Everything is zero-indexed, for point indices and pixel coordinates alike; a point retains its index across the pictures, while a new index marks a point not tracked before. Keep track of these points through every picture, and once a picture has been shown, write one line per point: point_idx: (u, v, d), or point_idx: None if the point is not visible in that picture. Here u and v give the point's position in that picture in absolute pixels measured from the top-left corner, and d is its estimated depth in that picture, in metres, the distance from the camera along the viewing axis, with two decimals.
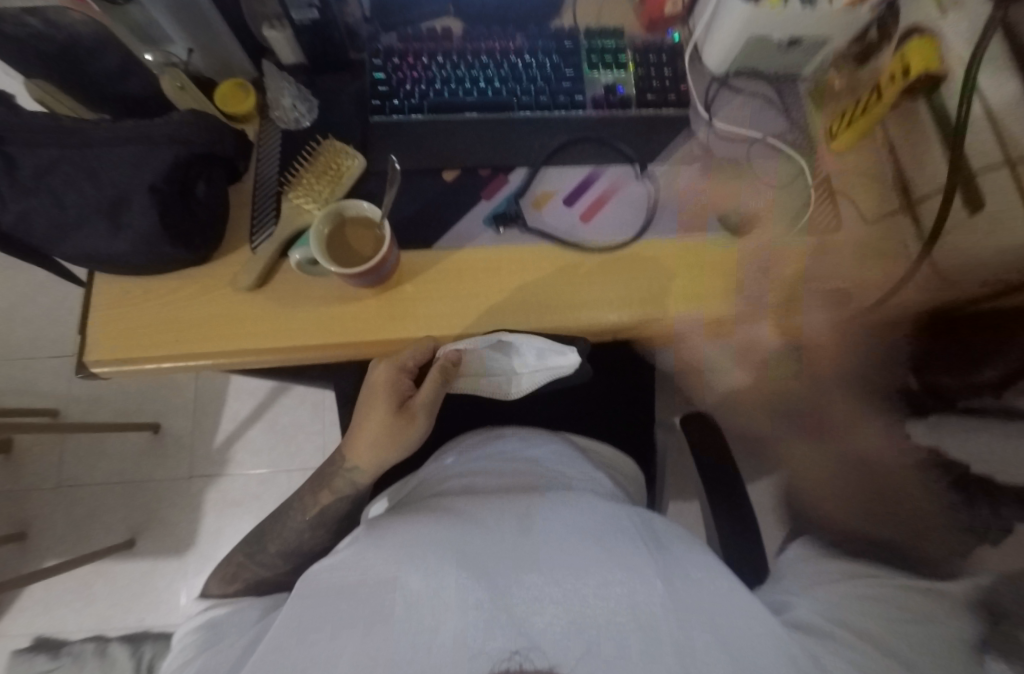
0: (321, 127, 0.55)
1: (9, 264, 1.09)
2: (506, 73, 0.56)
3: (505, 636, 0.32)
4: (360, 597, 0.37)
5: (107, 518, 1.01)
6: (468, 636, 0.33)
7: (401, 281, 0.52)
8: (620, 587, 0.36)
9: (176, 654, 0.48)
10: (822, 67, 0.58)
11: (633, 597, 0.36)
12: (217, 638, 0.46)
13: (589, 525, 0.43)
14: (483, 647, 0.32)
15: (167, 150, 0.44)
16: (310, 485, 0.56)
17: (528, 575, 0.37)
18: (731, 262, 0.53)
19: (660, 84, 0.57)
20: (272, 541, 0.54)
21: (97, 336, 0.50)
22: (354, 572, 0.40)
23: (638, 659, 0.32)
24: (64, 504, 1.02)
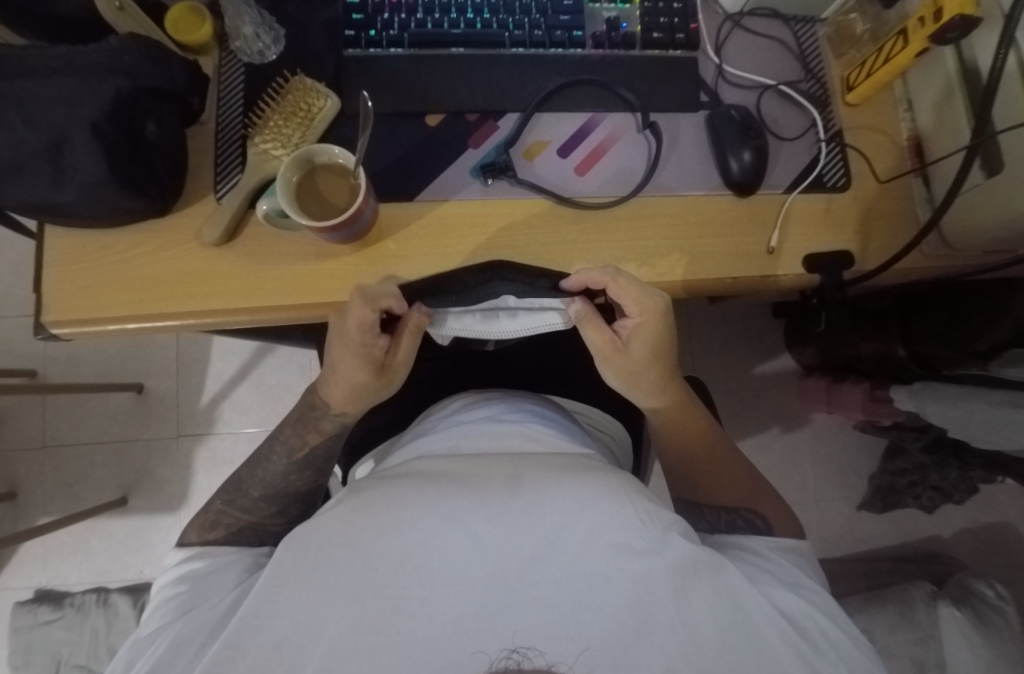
0: (289, 60, 0.49)
1: None
2: (497, 2, 0.50)
3: (502, 634, 0.33)
4: (343, 578, 0.35)
5: (96, 477, 1.00)
6: (463, 634, 0.33)
7: (381, 237, 0.48)
8: (617, 559, 0.36)
9: (151, 611, 0.43)
10: (844, 7, 0.53)
11: (630, 568, 0.35)
12: (197, 602, 0.41)
13: (587, 483, 0.39)
14: (482, 640, 0.32)
15: (107, 84, 0.38)
16: (292, 422, 0.53)
17: (524, 550, 0.35)
18: (731, 221, 0.51)
19: (667, 21, 0.51)
20: (254, 485, 0.51)
21: (53, 295, 0.46)
22: (331, 545, 0.37)
23: (632, 635, 0.33)
24: (51, 463, 1.00)
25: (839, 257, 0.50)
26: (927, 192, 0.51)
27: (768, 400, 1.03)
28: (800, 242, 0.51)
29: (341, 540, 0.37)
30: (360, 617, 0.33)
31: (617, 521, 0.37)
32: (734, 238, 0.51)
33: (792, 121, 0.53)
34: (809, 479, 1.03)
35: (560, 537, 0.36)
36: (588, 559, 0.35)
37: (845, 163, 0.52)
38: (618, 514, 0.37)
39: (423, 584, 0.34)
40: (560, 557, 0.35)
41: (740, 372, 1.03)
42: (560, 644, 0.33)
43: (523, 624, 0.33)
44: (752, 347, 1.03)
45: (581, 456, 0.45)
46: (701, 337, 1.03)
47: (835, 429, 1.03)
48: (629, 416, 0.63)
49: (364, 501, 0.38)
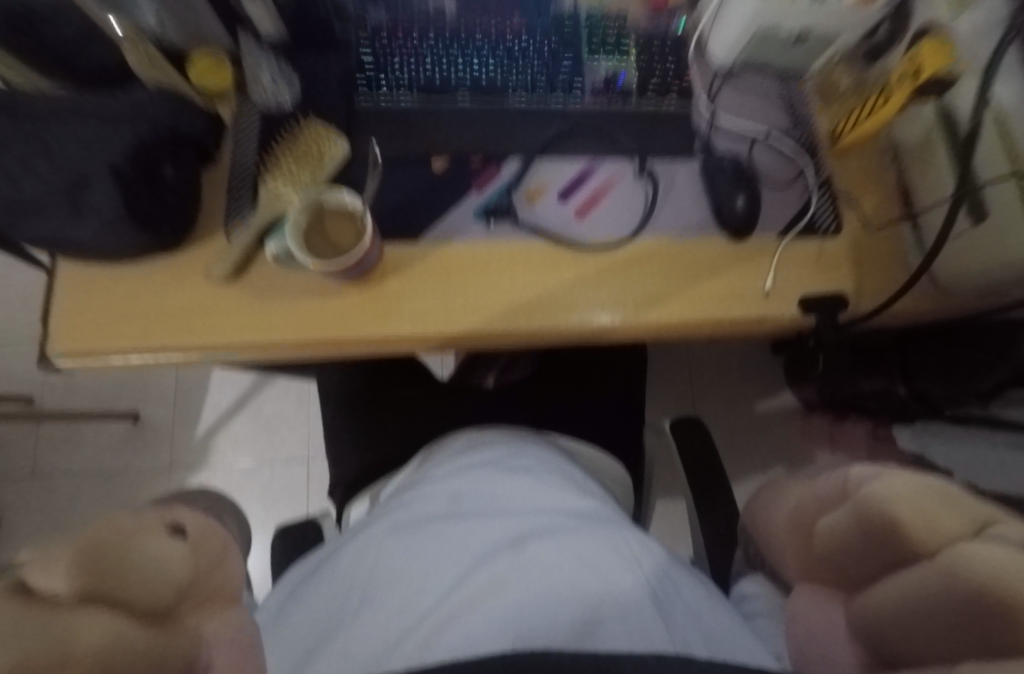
0: (303, 107, 0.52)
1: None
2: (501, 56, 0.52)
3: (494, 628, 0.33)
4: (351, 598, 0.39)
5: (83, 509, 0.97)
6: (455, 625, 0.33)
7: (384, 275, 0.49)
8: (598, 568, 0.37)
9: None
10: (831, 63, 0.55)
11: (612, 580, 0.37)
12: None
13: (567, 525, 0.42)
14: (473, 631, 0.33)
15: (131, 130, 0.41)
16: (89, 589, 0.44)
17: (511, 565, 0.37)
18: (727, 263, 0.52)
19: (661, 76, 0.54)
20: None
21: (59, 327, 0.47)
22: (344, 580, 0.41)
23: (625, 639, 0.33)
24: (39, 493, 0.98)
25: (834, 299, 0.51)
26: (917, 238, 0.53)
27: (769, 437, 1.02)
28: (793, 285, 0.52)
29: (353, 573, 0.41)
30: (366, 622, 0.36)
31: (590, 535, 0.41)
32: (729, 281, 0.52)
33: (782, 170, 0.55)
34: None
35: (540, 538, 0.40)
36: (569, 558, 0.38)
37: (836, 210, 0.54)
38: (595, 530, 0.41)
39: (417, 591, 0.37)
40: (538, 553, 0.38)
41: (739, 409, 1.03)
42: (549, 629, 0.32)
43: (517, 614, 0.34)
44: (750, 385, 1.04)
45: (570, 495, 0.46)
46: (698, 373, 1.04)
47: None
48: (630, 455, 0.62)
49: (370, 540, 0.44)
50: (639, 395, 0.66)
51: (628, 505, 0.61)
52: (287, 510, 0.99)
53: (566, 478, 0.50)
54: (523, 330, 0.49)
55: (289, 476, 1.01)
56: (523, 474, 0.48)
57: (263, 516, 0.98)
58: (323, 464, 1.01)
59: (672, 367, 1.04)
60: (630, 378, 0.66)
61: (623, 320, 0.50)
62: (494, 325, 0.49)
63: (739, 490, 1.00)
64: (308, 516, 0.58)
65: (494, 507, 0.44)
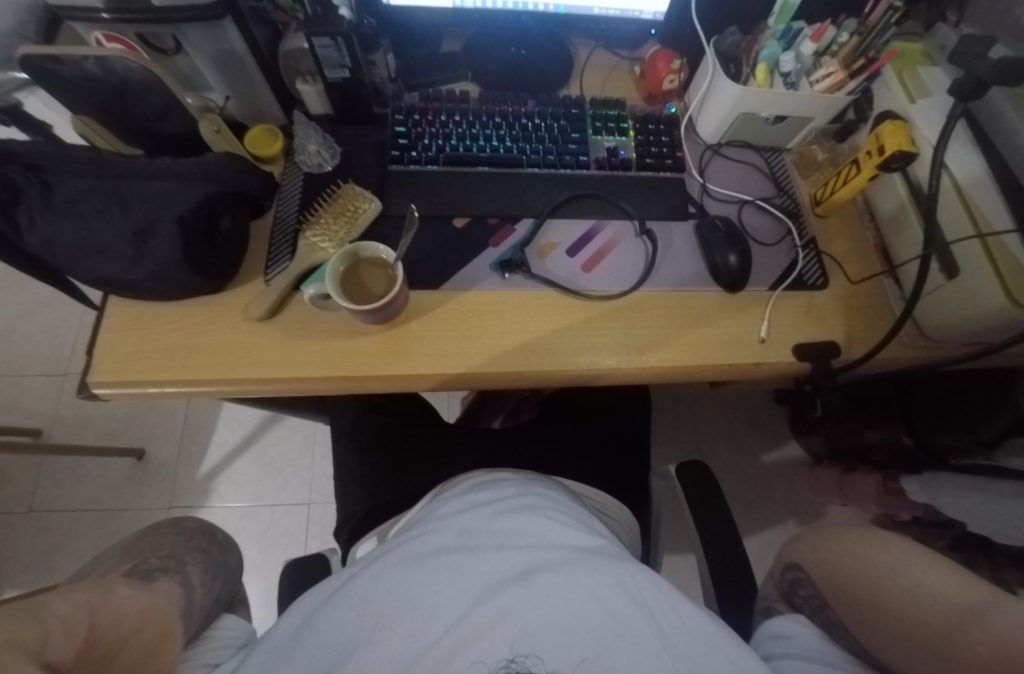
0: (342, 172, 0.58)
1: (14, 282, 1.11)
2: (517, 133, 0.60)
3: (500, 650, 0.34)
4: (347, 622, 0.37)
5: (75, 549, 0.96)
6: (464, 652, 0.34)
7: (407, 319, 0.54)
8: (612, 596, 0.37)
9: None
10: (806, 141, 0.63)
11: (625, 608, 0.36)
12: None
13: (579, 545, 0.41)
14: (482, 655, 0.34)
15: (199, 187, 0.47)
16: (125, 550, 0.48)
17: (524, 588, 0.36)
18: (722, 312, 0.57)
19: (658, 150, 0.61)
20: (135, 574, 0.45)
21: (101, 358, 0.50)
22: (335, 605, 0.39)
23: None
24: (32, 531, 0.97)
25: (825, 347, 0.55)
26: (899, 290, 0.58)
27: (773, 491, 1.02)
28: (785, 334, 0.56)
29: (346, 597, 0.39)
30: (368, 650, 0.35)
31: (597, 568, 0.38)
32: (726, 328, 0.56)
33: (771, 231, 0.61)
34: None
35: (545, 569, 0.38)
36: (576, 593, 0.37)
37: (822, 266, 0.59)
38: (601, 563, 0.39)
39: (427, 608, 0.36)
40: (545, 585, 0.37)
41: (743, 460, 1.04)
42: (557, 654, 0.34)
43: (522, 634, 0.35)
44: (751, 435, 1.05)
45: (581, 519, 0.45)
46: (699, 421, 1.06)
47: None
48: (637, 498, 0.63)
49: (365, 565, 0.42)
50: (642, 439, 0.68)
51: (633, 548, 0.61)
52: (282, 556, 0.97)
53: (577, 508, 0.49)
54: (534, 371, 0.53)
55: (287, 520, 1.00)
56: (525, 502, 0.45)
57: (257, 562, 0.96)
58: (322, 509, 1.01)
59: (674, 415, 1.05)
60: (633, 423, 0.69)
61: (626, 363, 0.54)
62: (507, 366, 0.53)
63: (744, 544, 0.98)
64: (314, 551, 0.58)
65: (506, 522, 0.43)
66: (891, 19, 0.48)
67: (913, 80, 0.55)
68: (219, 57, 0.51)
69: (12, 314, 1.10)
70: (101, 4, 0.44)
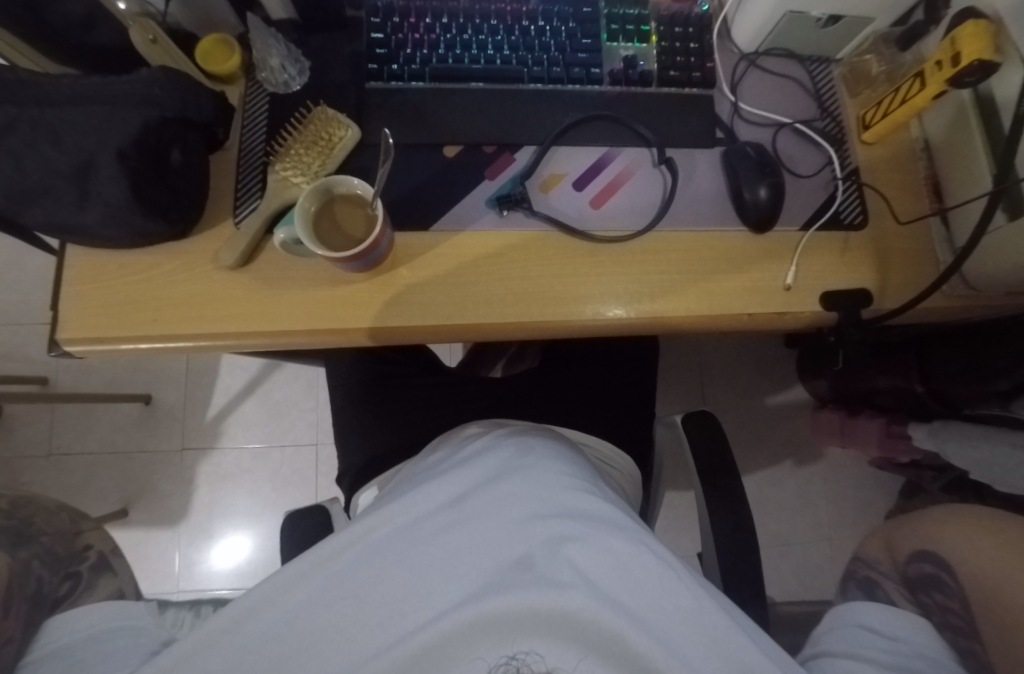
0: (313, 91, 0.51)
1: None
2: (517, 39, 0.51)
3: (499, 648, 0.33)
4: (333, 605, 0.34)
5: (97, 488, 0.98)
6: (462, 643, 0.33)
7: (396, 264, 0.48)
8: (613, 573, 0.35)
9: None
10: (860, 49, 0.53)
11: (625, 586, 0.35)
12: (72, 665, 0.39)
13: (579, 511, 0.38)
14: (480, 650, 0.33)
15: (137, 113, 0.40)
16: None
17: (519, 573, 0.35)
18: (747, 255, 0.51)
19: (684, 60, 0.52)
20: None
21: (68, 314, 0.46)
22: (313, 580, 0.35)
23: (630, 662, 0.33)
24: (53, 474, 0.98)
25: (857, 295, 0.50)
26: (947, 232, 0.51)
27: (782, 432, 1.01)
28: (815, 280, 0.50)
29: (325, 574, 0.36)
30: (359, 635, 0.33)
31: (601, 547, 0.36)
32: (750, 274, 0.50)
33: (808, 159, 0.53)
34: (820, 516, 0.98)
35: (547, 554, 0.35)
36: (580, 581, 0.35)
37: (863, 202, 0.52)
38: (605, 539, 0.36)
39: (420, 593, 0.34)
40: (546, 572, 0.35)
41: (752, 402, 1.02)
42: (558, 648, 0.33)
43: (520, 632, 0.34)
44: (763, 376, 1.02)
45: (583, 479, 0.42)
46: (710, 365, 1.02)
47: (850, 465, 1.00)
48: (641, 447, 0.62)
49: (345, 535, 0.38)
50: (648, 387, 0.65)
51: (635, 497, 0.61)
52: (296, 494, 0.99)
53: (578, 464, 0.46)
54: (535, 323, 0.48)
55: (298, 460, 1.01)
56: (523, 465, 0.41)
57: (274, 500, 0.99)
58: (331, 449, 1.02)
59: (685, 359, 1.02)
60: (640, 370, 0.66)
61: (636, 313, 0.49)
62: (505, 317, 0.48)
63: (749, 483, 0.99)
64: (315, 504, 0.57)
65: (500, 488, 0.39)
66: None
67: None
68: None
69: None
70: None
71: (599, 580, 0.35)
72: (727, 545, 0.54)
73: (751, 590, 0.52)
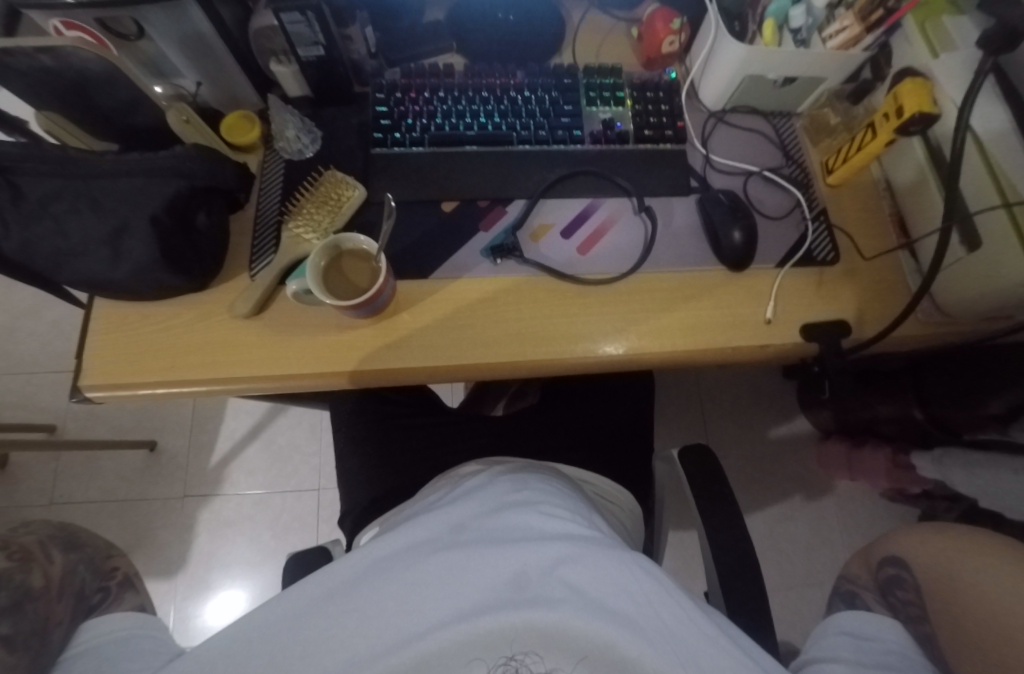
0: (323, 158, 0.56)
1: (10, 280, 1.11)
2: (505, 108, 0.57)
3: (499, 649, 0.35)
4: (336, 618, 0.35)
5: None
6: (461, 646, 0.34)
7: (398, 309, 0.52)
8: (606, 584, 0.36)
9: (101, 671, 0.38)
10: (817, 104, 0.59)
11: (618, 595, 0.36)
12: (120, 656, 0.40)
13: (572, 533, 0.40)
14: (480, 654, 0.35)
15: (171, 183, 0.45)
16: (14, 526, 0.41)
17: (515, 586, 0.36)
18: (725, 292, 0.54)
19: (657, 120, 0.57)
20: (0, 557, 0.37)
21: (91, 361, 0.50)
22: (318, 597, 0.37)
23: (624, 662, 0.34)
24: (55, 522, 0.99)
25: (835, 327, 0.52)
26: (916, 264, 0.54)
27: (783, 466, 1.01)
28: (793, 313, 0.53)
29: (330, 590, 0.37)
30: (361, 645, 0.34)
31: (597, 566, 0.37)
32: (731, 310, 0.53)
33: (778, 202, 0.57)
34: (829, 554, 0.96)
35: (543, 568, 0.37)
36: (577, 597, 0.36)
37: (833, 240, 0.55)
38: (600, 558, 0.37)
39: (421, 602, 0.36)
40: (544, 587, 0.36)
41: (750, 437, 1.02)
42: (553, 651, 0.35)
43: (517, 636, 0.35)
44: (761, 410, 1.03)
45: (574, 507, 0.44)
46: (706, 400, 1.04)
47: (856, 500, 0.99)
48: (639, 483, 0.63)
49: (351, 557, 0.40)
50: (643, 423, 0.67)
51: (636, 534, 0.61)
52: (296, 542, 1.00)
53: (571, 496, 0.48)
54: (531, 361, 0.51)
55: (299, 505, 1.02)
56: (519, 497, 0.44)
57: (273, 547, 0.99)
58: (331, 494, 1.02)
59: (680, 394, 1.04)
60: (635, 407, 0.67)
61: (625, 350, 0.52)
62: (502, 356, 0.51)
63: (753, 519, 0.98)
64: (316, 544, 0.58)
65: (497, 514, 0.41)
66: None
67: (936, 31, 0.50)
68: (185, 41, 0.48)
69: (13, 315, 1.10)
70: None
71: (593, 588, 0.36)
72: (727, 580, 0.54)
73: (749, 621, 0.51)
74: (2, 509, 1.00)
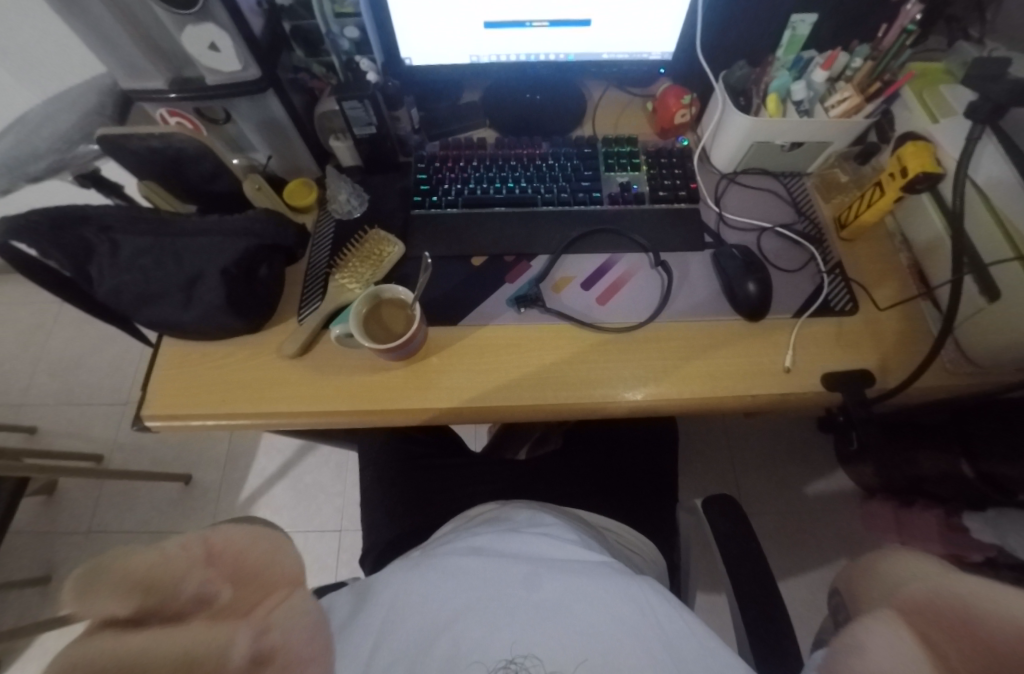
0: (369, 219, 0.63)
1: (83, 319, 1.24)
2: (532, 174, 0.63)
3: (501, 648, 0.37)
4: (363, 619, 0.40)
5: None
6: (469, 644, 0.37)
7: (427, 353, 0.56)
8: (605, 594, 0.39)
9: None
10: (827, 164, 0.62)
11: (617, 607, 0.39)
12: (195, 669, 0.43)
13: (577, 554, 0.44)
14: (484, 654, 0.37)
15: (242, 241, 0.52)
16: None
17: (522, 593, 0.40)
18: (741, 341, 0.56)
19: (671, 182, 0.62)
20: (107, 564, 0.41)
21: (154, 394, 0.56)
22: (349, 605, 0.42)
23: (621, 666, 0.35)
24: (91, 549, 1.04)
25: (857, 377, 0.52)
26: (937, 313, 0.55)
27: (821, 528, 0.95)
28: (813, 362, 0.54)
29: (360, 597, 0.42)
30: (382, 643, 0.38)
31: (597, 581, 0.40)
32: (749, 358, 0.55)
33: (792, 256, 0.59)
34: None
35: (548, 577, 0.41)
36: (580, 605, 0.39)
37: (851, 293, 0.57)
38: (601, 575, 0.41)
39: (436, 605, 0.39)
40: (548, 594, 0.39)
41: (783, 494, 0.98)
42: (553, 655, 0.36)
43: (520, 637, 0.37)
44: (794, 467, 1.00)
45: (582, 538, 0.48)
46: (734, 452, 1.01)
47: None
48: (661, 532, 0.62)
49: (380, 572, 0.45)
50: (665, 472, 0.66)
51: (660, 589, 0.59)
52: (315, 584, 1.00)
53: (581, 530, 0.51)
54: (551, 404, 0.53)
55: (320, 545, 1.03)
56: (531, 523, 0.48)
57: None
58: (353, 537, 1.04)
59: (706, 445, 1.02)
60: (657, 456, 0.68)
61: (644, 395, 0.54)
62: (524, 398, 0.54)
63: (787, 583, 0.92)
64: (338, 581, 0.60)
65: (510, 535, 0.46)
66: (904, 41, 0.47)
67: (934, 99, 0.53)
68: (263, 124, 0.57)
69: (79, 351, 1.22)
70: (168, 86, 0.51)
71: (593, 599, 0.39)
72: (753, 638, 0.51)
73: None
74: (45, 535, 1.06)
